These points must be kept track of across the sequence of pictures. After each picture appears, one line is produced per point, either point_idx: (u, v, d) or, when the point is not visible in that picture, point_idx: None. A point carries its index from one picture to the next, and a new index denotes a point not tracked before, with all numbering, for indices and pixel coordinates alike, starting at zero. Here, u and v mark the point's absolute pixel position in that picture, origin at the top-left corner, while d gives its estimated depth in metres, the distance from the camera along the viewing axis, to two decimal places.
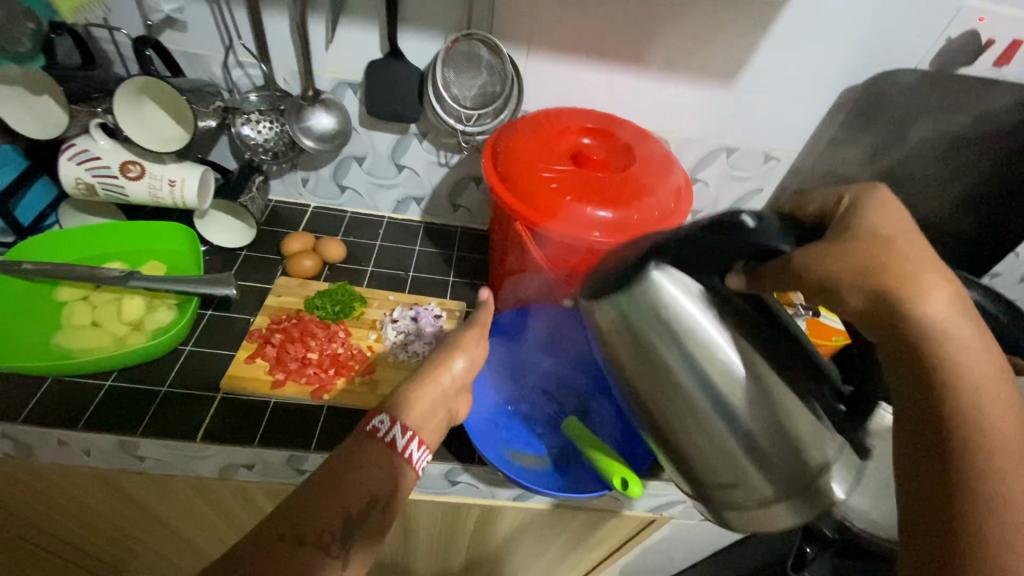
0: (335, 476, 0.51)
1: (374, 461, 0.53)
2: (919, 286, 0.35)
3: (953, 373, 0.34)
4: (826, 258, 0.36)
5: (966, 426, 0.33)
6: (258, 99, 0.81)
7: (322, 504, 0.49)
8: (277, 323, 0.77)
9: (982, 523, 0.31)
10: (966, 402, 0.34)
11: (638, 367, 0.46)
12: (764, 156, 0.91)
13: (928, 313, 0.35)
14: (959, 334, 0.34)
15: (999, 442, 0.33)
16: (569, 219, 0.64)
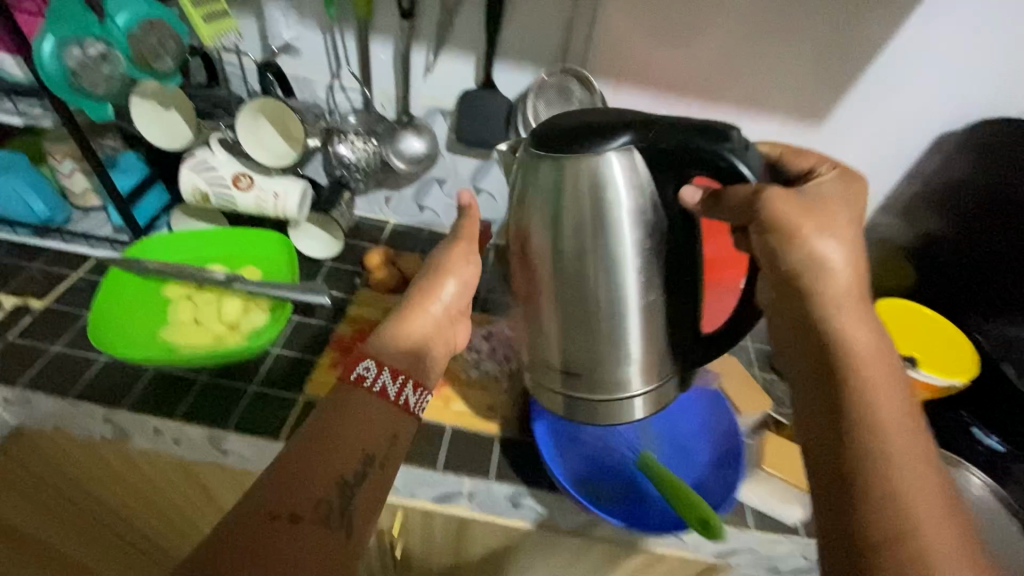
0: (316, 450, 0.47)
1: (359, 421, 0.50)
2: (833, 243, 0.45)
3: (847, 317, 0.45)
4: (781, 208, 0.45)
5: (850, 360, 0.44)
6: (357, 121, 0.86)
7: (311, 471, 0.45)
8: (360, 333, 0.81)
9: (854, 431, 0.42)
10: (839, 342, 0.45)
11: (548, 246, 0.52)
12: None
13: (823, 268, 0.45)
14: (842, 286, 0.45)
15: (874, 374, 0.43)
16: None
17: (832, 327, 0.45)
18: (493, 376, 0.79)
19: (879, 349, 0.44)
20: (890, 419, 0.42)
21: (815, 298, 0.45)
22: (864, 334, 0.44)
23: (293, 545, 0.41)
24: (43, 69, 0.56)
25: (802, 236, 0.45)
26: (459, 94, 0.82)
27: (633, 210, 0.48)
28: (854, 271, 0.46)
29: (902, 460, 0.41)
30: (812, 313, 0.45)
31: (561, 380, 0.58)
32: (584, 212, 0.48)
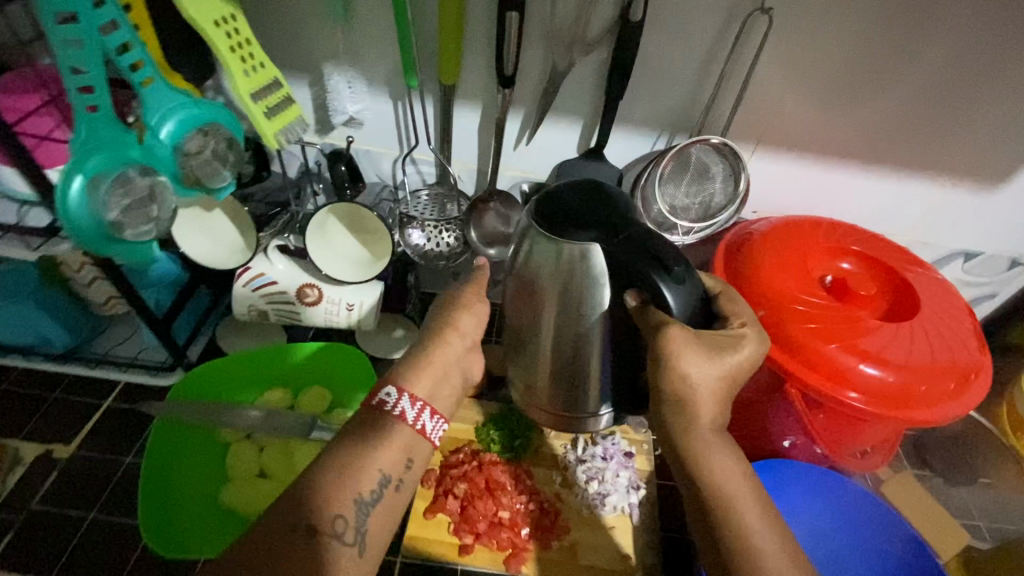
0: (325, 468, 0.43)
1: (377, 435, 0.45)
2: (694, 371, 0.44)
3: (704, 443, 0.45)
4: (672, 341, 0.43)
5: (716, 485, 0.44)
6: (429, 199, 0.72)
7: (325, 490, 0.41)
8: (458, 466, 0.66)
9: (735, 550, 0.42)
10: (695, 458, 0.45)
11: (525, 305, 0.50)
12: (1009, 263, 0.77)
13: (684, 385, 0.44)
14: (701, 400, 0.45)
15: (742, 495, 0.44)
16: (825, 369, 0.54)
17: (702, 458, 0.45)
18: (619, 509, 0.66)
19: (740, 476, 0.45)
20: (764, 540, 0.42)
21: (682, 426, 0.46)
22: (724, 456, 0.45)
23: (306, 561, 0.39)
24: (71, 220, 0.41)
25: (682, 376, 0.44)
26: (558, 164, 0.68)
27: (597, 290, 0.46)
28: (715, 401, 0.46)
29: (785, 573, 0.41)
30: (681, 438, 0.46)
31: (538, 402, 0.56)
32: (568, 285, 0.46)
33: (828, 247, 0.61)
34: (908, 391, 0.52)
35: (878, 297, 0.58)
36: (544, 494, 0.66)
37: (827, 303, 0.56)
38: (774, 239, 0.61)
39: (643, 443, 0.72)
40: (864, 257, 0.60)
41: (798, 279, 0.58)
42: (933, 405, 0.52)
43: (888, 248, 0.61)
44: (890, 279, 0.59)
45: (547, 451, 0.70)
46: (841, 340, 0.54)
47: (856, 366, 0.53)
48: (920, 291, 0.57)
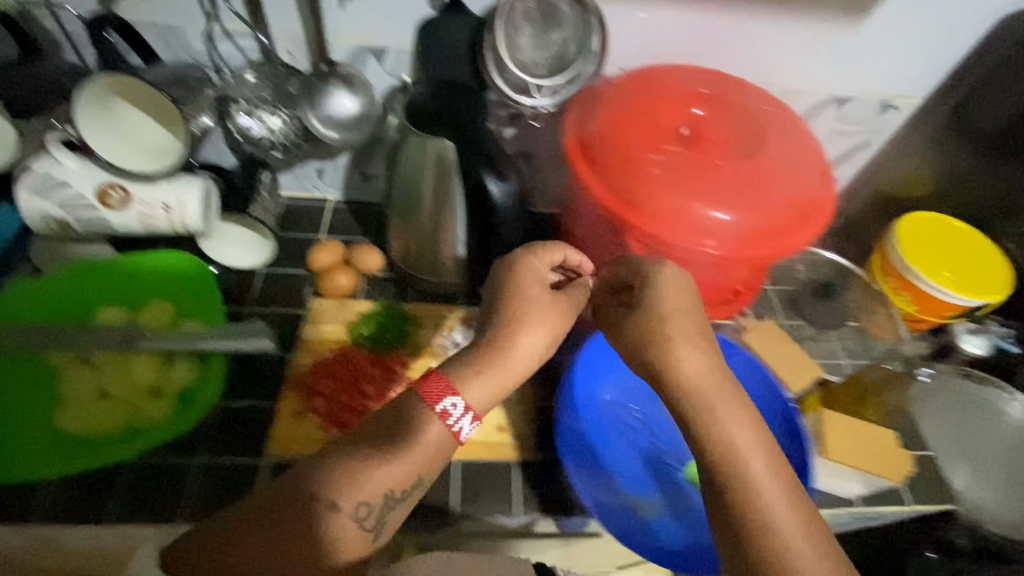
0: (352, 450, 0.44)
1: (409, 422, 0.45)
2: (688, 348, 0.43)
3: (715, 408, 0.41)
4: (665, 317, 0.45)
5: (725, 454, 0.39)
6: (255, 78, 0.63)
7: (361, 472, 0.43)
8: (321, 364, 0.64)
9: (752, 537, 0.37)
10: (700, 426, 0.41)
11: (401, 176, 0.63)
12: (880, 107, 0.75)
13: (680, 359, 0.43)
14: (696, 373, 0.42)
15: (762, 475, 0.38)
16: (673, 220, 0.53)
17: (713, 429, 0.40)
18: None
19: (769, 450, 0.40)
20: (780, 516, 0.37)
21: (691, 401, 0.42)
22: (746, 432, 0.40)
23: (320, 528, 0.42)
24: None
25: (671, 343, 0.43)
26: (416, 27, 0.61)
27: (448, 169, 0.59)
28: (700, 346, 0.44)
29: (798, 551, 0.36)
30: (695, 418, 0.41)
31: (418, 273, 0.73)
32: (424, 171, 0.60)
33: (678, 95, 0.56)
34: (758, 232, 0.53)
35: (730, 139, 0.55)
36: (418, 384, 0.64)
37: (677, 158, 0.54)
38: (625, 94, 0.57)
39: None
40: (714, 100, 0.56)
41: (645, 135, 0.55)
42: (779, 238, 0.53)
43: (739, 84, 0.58)
44: (740, 119, 0.55)
45: (425, 344, 0.68)
46: (689, 189, 0.53)
47: (706, 214, 0.52)
48: (767, 126, 0.55)
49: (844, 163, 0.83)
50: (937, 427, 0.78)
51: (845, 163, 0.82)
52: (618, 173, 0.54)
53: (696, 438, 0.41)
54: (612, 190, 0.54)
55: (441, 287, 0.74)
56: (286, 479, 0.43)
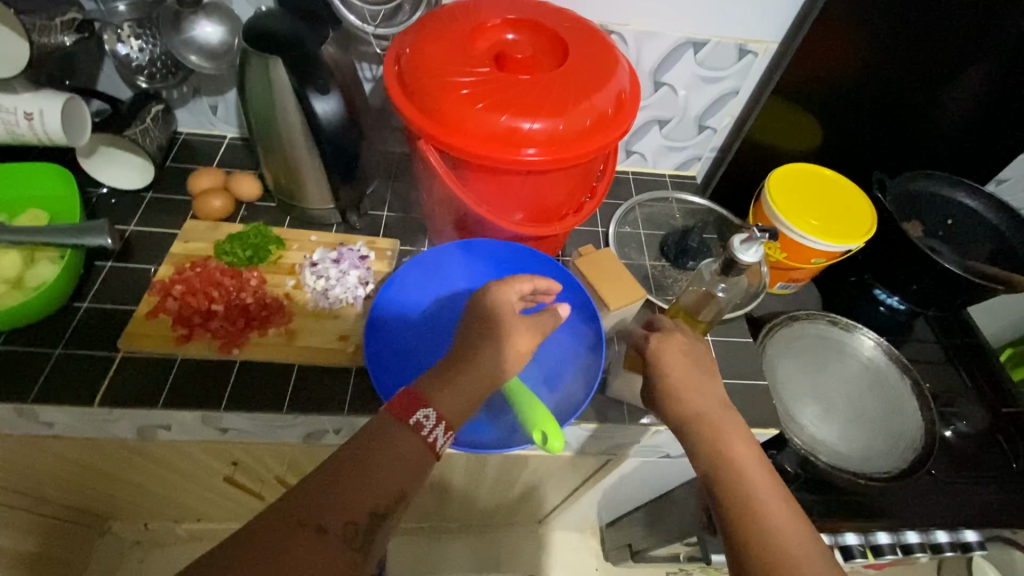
0: (337, 479, 0.44)
1: (398, 439, 0.46)
2: (685, 383, 0.53)
3: (719, 439, 0.49)
4: (664, 354, 0.55)
5: (729, 472, 0.47)
6: (127, 7, 0.68)
7: (351, 492, 0.43)
8: (180, 272, 0.69)
9: (753, 537, 0.43)
10: (709, 445, 0.49)
11: (255, 102, 0.67)
12: (738, 51, 0.80)
13: (680, 392, 0.53)
14: (701, 404, 0.52)
15: (758, 483, 0.46)
16: (476, 130, 0.56)
17: (712, 445, 0.49)
18: (344, 300, 0.70)
19: (764, 471, 0.47)
20: (777, 522, 0.44)
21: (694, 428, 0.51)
22: (742, 448, 0.48)
23: (317, 558, 0.40)
24: None
25: (675, 391, 0.53)
26: None
27: (286, 89, 0.63)
28: (696, 381, 0.53)
29: (794, 548, 0.42)
30: (698, 437, 0.50)
31: (290, 202, 0.78)
32: (271, 93, 0.64)
33: (490, 21, 0.60)
34: (567, 137, 0.57)
35: (536, 60, 0.59)
36: (268, 293, 0.70)
37: (486, 76, 0.56)
38: (444, 21, 0.60)
39: (386, 251, 0.76)
40: (523, 26, 0.60)
41: (456, 58, 0.57)
42: (577, 147, 0.57)
43: (543, 11, 0.62)
44: (546, 45, 0.60)
45: (286, 261, 0.73)
46: (490, 102, 0.55)
47: (509, 124, 0.55)
48: (567, 43, 0.59)
49: (715, 110, 0.88)
50: (791, 371, 0.82)
51: (716, 110, 0.87)
52: (426, 89, 0.57)
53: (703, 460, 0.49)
54: (430, 117, 0.57)
55: (311, 213, 0.78)
56: (275, 514, 0.41)
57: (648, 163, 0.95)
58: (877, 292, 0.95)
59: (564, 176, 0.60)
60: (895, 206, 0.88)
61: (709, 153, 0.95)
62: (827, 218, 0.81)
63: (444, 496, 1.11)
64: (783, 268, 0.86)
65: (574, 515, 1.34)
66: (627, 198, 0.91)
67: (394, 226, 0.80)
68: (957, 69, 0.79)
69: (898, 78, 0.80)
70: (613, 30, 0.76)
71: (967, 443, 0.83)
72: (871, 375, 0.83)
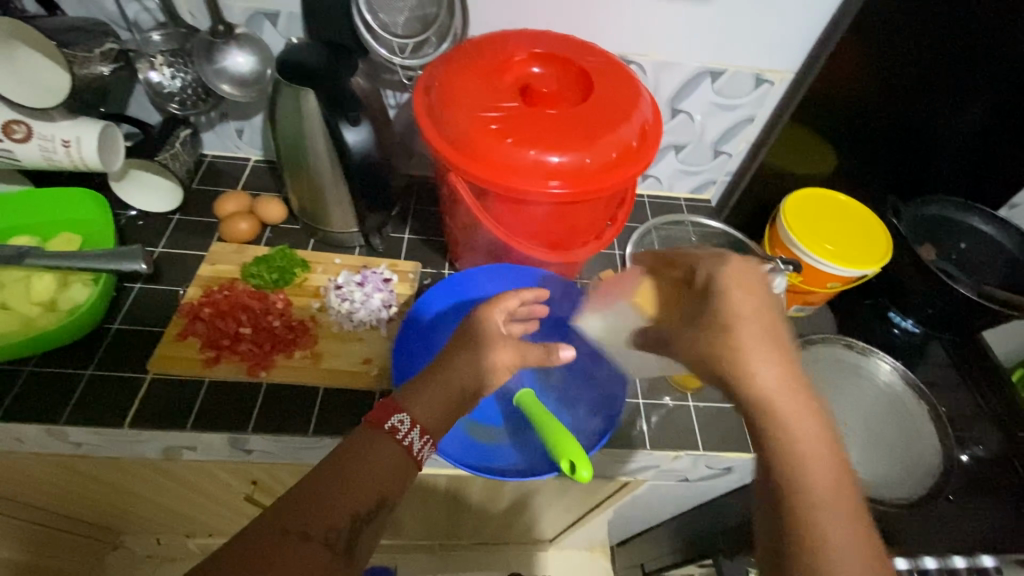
0: (320, 483, 0.44)
1: (375, 442, 0.46)
2: (753, 348, 0.44)
3: (789, 415, 0.42)
4: (735, 308, 0.45)
5: (788, 454, 0.41)
6: (161, 38, 0.71)
7: (331, 499, 0.43)
8: (208, 295, 0.70)
9: (801, 534, 0.39)
10: (774, 428, 0.42)
11: (284, 130, 0.68)
12: (755, 80, 0.82)
13: (750, 360, 0.44)
14: (775, 376, 0.43)
15: (823, 484, 0.40)
16: (503, 164, 0.57)
17: (779, 429, 0.42)
18: (367, 323, 0.71)
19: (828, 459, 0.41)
20: (832, 521, 0.39)
21: (760, 403, 0.43)
22: (812, 437, 0.41)
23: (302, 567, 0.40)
24: None
25: (742, 353, 0.44)
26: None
27: (318, 119, 0.65)
28: (770, 345, 0.44)
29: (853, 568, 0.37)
30: (760, 417, 0.43)
31: (314, 225, 0.79)
32: (301, 123, 0.66)
33: (517, 55, 0.62)
34: (592, 170, 0.58)
35: (561, 93, 0.61)
36: (294, 316, 0.71)
37: (513, 111, 0.58)
38: (472, 56, 0.62)
39: (409, 274, 0.77)
40: (548, 59, 0.62)
41: (484, 92, 0.59)
42: (602, 179, 0.58)
43: (567, 45, 0.64)
44: (571, 78, 0.62)
45: (311, 284, 0.75)
46: (517, 136, 0.57)
47: (536, 158, 0.57)
48: (592, 77, 0.61)
49: (731, 136, 0.89)
50: None
51: (732, 136, 0.89)
52: (454, 123, 0.58)
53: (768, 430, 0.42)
54: (459, 150, 0.58)
55: (335, 237, 0.79)
56: (262, 520, 0.41)
57: (664, 186, 0.97)
58: (892, 315, 0.96)
59: (588, 207, 0.62)
60: (910, 231, 0.88)
61: (723, 177, 0.96)
62: (843, 243, 0.82)
63: (457, 514, 1.11)
64: (798, 292, 0.87)
65: (585, 533, 1.33)
66: (643, 222, 0.93)
67: (415, 249, 0.82)
68: (970, 99, 0.80)
69: (912, 106, 0.82)
70: (633, 60, 0.78)
71: (984, 468, 0.83)
72: (886, 399, 0.84)
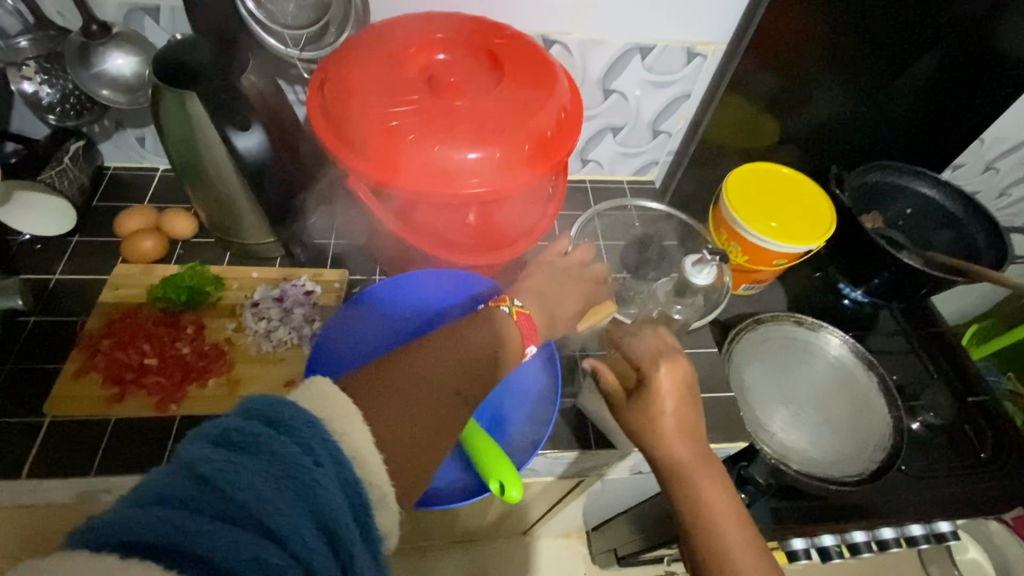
0: (461, 350, 0.47)
1: (507, 327, 0.51)
2: (674, 446, 0.50)
3: (698, 494, 0.49)
4: (661, 406, 0.51)
5: (708, 539, 0.47)
6: (29, 44, 0.64)
7: (482, 367, 0.47)
8: (109, 324, 0.65)
9: None
10: (697, 516, 0.48)
11: (175, 139, 0.62)
12: (687, 54, 0.78)
13: (672, 455, 0.50)
14: (692, 467, 0.50)
15: (744, 564, 0.46)
16: (408, 164, 0.52)
17: (697, 511, 0.48)
18: (289, 342, 0.66)
19: (732, 507, 0.48)
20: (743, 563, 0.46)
21: (681, 494, 0.49)
22: (728, 524, 0.48)
23: (461, 422, 0.44)
24: None
25: (664, 447, 0.50)
26: None
27: (207, 128, 0.58)
28: (686, 438, 0.51)
29: None
30: (681, 501, 0.49)
31: (226, 238, 0.73)
32: (191, 131, 0.59)
33: (418, 41, 0.56)
34: (507, 164, 0.54)
35: (470, 81, 0.56)
36: (207, 340, 0.66)
37: (419, 105, 0.53)
38: (369, 46, 0.56)
39: (332, 283, 0.72)
40: (454, 44, 0.57)
41: (383, 86, 0.54)
42: (518, 172, 0.54)
43: (475, 27, 0.59)
44: (481, 62, 0.56)
45: (225, 303, 0.69)
46: (421, 132, 0.52)
47: (446, 155, 0.52)
48: (501, 61, 0.57)
49: (668, 113, 0.86)
50: (759, 378, 0.81)
51: (669, 113, 0.85)
52: (352, 122, 0.53)
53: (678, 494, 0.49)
54: (360, 152, 0.53)
55: (252, 248, 0.73)
56: (417, 358, 0.45)
57: (606, 169, 0.93)
58: (842, 286, 0.94)
59: (510, 203, 0.58)
60: (853, 201, 0.87)
61: (665, 157, 0.93)
62: (787, 219, 0.79)
63: (423, 518, 1.08)
64: (746, 272, 0.85)
65: (559, 521, 1.32)
66: (586, 208, 0.89)
67: (343, 256, 0.77)
68: (907, 63, 0.78)
69: (850, 71, 0.79)
70: (555, 40, 0.73)
71: (937, 435, 0.83)
72: (838, 374, 0.83)
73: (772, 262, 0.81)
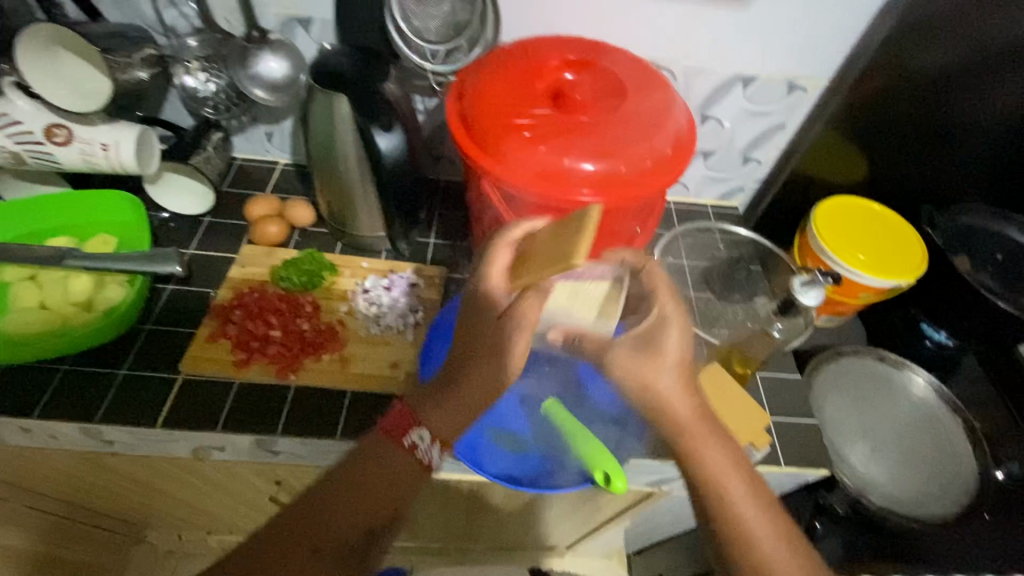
0: (332, 493, 0.49)
1: (386, 461, 0.50)
2: (671, 387, 0.48)
3: (699, 442, 0.48)
4: (668, 347, 0.49)
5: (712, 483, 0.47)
6: (197, 44, 0.73)
7: (342, 513, 0.48)
8: (239, 297, 0.71)
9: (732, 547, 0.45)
10: (700, 462, 0.47)
11: (316, 135, 0.69)
12: (787, 86, 0.81)
13: (670, 400, 0.48)
14: (690, 414, 0.48)
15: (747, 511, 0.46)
16: (536, 170, 0.57)
17: (698, 457, 0.47)
18: (395, 328, 0.71)
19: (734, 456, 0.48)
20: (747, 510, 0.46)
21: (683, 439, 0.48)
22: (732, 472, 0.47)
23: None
24: None
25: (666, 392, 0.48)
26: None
27: (349, 126, 0.65)
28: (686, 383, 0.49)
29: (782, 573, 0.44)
30: (681, 447, 0.48)
31: (341, 229, 0.79)
32: (332, 126, 0.66)
33: (549, 61, 0.61)
34: (626, 178, 0.58)
35: (595, 100, 0.60)
36: (323, 320, 0.71)
37: (548, 118, 0.58)
38: (505, 63, 0.62)
39: (434, 278, 0.77)
40: (581, 65, 0.62)
41: (516, 98, 0.59)
42: (635, 186, 0.58)
43: (599, 51, 0.64)
44: (607, 83, 0.61)
45: (339, 287, 0.75)
46: (550, 143, 0.57)
47: (569, 165, 0.56)
48: (625, 83, 0.61)
49: (762, 142, 0.88)
50: (836, 409, 0.81)
51: (762, 141, 0.88)
52: (487, 128, 0.58)
53: (688, 470, 0.48)
54: (492, 155, 0.58)
55: (362, 240, 0.79)
56: (297, 508, 0.48)
57: (691, 192, 0.96)
58: (923, 326, 0.90)
59: (621, 216, 0.62)
60: (946, 240, 0.83)
61: (752, 185, 0.95)
62: (877, 253, 0.80)
63: (477, 520, 1.10)
64: (831, 303, 0.84)
65: (603, 542, 1.31)
66: (670, 228, 0.91)
67: (442, 254, 0.82)
68: (1010, 108, 0.78)
69: (951, 112, 0.80)
70: (663, 66, 0.78)
71: None
72: (920, 413, 0.82)
73: (860, 295, 0.81)
